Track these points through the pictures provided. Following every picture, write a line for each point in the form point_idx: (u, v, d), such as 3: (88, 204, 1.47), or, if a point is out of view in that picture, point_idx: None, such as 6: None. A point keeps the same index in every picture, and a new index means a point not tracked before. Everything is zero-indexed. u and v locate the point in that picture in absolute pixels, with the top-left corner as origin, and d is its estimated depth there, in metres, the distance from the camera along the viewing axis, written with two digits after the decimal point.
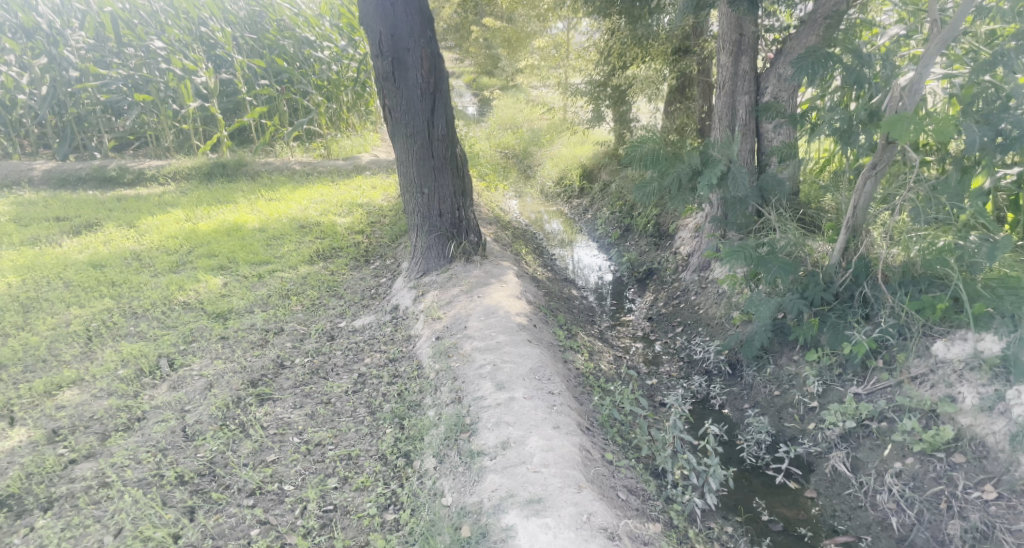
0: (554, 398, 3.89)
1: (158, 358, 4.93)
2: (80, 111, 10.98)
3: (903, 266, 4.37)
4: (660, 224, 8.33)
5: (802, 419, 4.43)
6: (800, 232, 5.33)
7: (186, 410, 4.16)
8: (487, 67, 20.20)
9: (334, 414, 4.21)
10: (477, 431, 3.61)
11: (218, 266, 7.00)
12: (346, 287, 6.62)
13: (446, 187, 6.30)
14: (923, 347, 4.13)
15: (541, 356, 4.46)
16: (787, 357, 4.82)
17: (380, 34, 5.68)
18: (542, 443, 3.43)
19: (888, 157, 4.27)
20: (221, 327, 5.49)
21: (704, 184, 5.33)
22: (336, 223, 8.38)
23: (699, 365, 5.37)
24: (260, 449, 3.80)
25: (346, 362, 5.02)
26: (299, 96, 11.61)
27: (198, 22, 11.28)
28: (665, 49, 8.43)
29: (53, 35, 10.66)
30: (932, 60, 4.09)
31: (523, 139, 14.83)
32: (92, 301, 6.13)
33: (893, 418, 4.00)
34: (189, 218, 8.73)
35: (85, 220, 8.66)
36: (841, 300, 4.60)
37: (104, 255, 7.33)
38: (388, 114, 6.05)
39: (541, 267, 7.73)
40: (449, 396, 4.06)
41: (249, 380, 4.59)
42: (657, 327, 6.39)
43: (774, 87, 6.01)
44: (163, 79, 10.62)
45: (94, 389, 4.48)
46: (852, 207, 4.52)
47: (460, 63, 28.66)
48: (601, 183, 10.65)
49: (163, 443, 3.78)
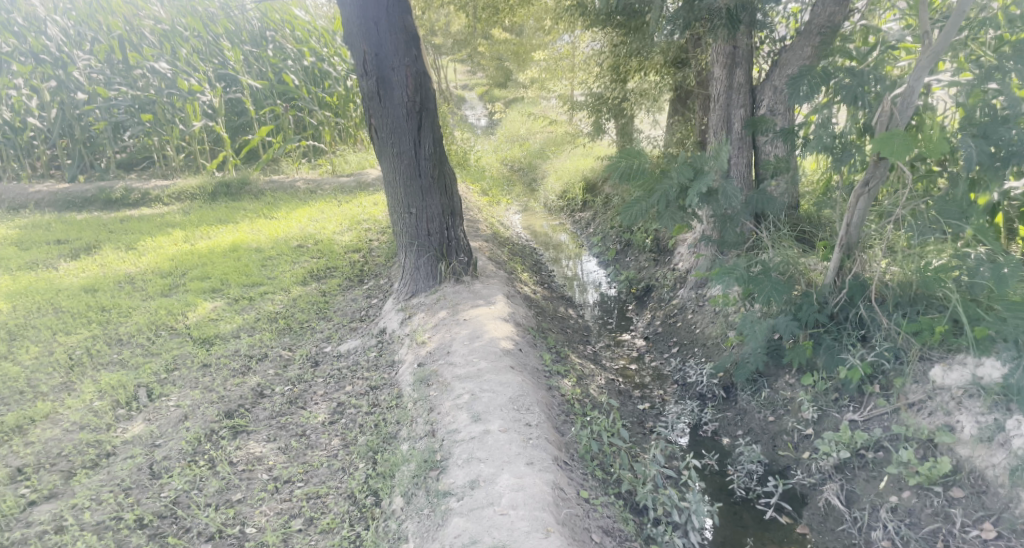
0: (531, 431, 3.73)
1: (137, 388, 4.86)
2: (87, 133, 11.04)
3: (899, 285, 4.17)
4: (659, 239, 8.14)
5: (796, 447, 4.22)
6: (796, 249, 5.13)
7: (156, 446, 4.12)
8: (499, 80, 20.17)
9: (308, 447, 4.13)
10: (447, 468, 3.47)
11: (211, 289, 6.92)
12: (336, 309, 6.51)
13: (434, 206, 6.17)
14: (921, 372, 3.91)
15: (523, 384, 4.28)
16: (782, 381, 4.62)
17: (364, 53, 5.61)
18: (513, 482, 3.28)
19: (881, 174, 4.07)
20: (204, 354, 5.39)
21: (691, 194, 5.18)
22: (333, 242, 8.30)
23: (693, 389, 5.20)
24: (226, 488, 3.76)
25: (326, 390, 4.90)
26: (303, 114, 11.57)
27: (208, 41, 11.39)
28: (663, 61, 8.29)
29: (61, 57, 10.73)
30: (925, 72, 3.90)
31: (529, 152, 14.72)
32: (79, 329, 6.06)
33: (890, 448, 3.78)
34: (188, 239, 8.70)
35: (84, 243, 8.65)
36: (837, 321, 4.40)
37: (98, 279, 7.28)
38: (374, 134, 5.96)
39: (537, 285, 7.58)
40: (423, 428, 3.92)
41: (225, 411, 4.48)
42: (653, 347, 6.23)
43: (771, 100, 5.87)
44: (169, 99, 10.61)
45: (67, 422, 4.42)
46: (845, 225, 4.33)
47: (472, 76, 28.74)
48: (603, 197, 10.48)
49: (127, 482, 3.77)
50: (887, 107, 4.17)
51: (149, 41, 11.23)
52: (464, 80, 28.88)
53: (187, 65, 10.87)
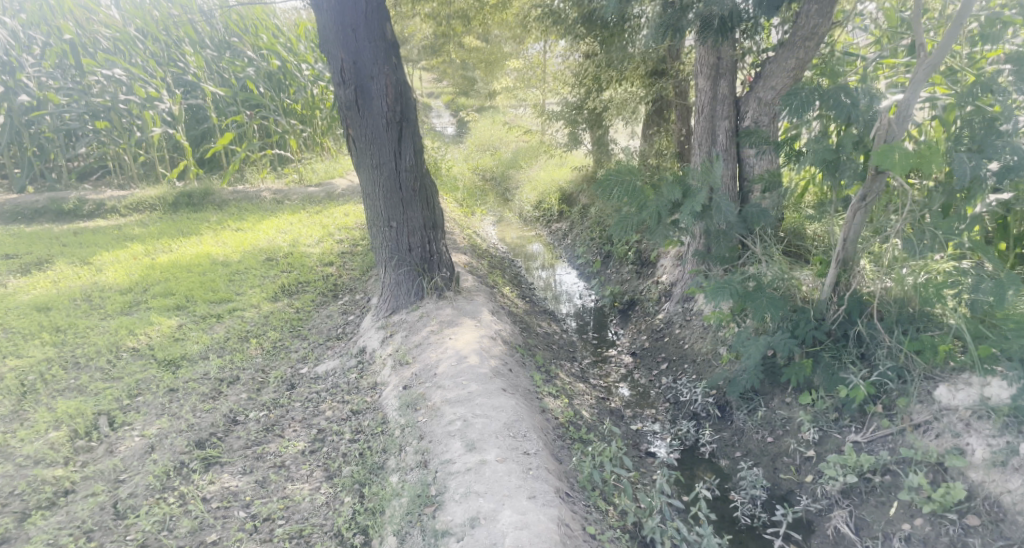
0: (530, 460, 3.56)
1: (97, 416, 4.49)
2: (38, 140, 10.45)
3: (898, 303, 4.11)
4: (641, 250, 8.02)
5: (799, 471, 4.13)
6: (788, 264, 5.05)
7: (121, 481, 3.79)
8: (464, 88, 19.95)
9: (288, 480, 3.84)
10: (443, 504, 3.28)
11: (175, 307, 6.53)
12: (311, 327, 6.20)
13: (416, 220, 5.94)
14: (925, 392, 3.86)
15: (518, 407, 4.09)
16: (779, 400, 4.53)
17: (341, 61, 5.36)
18: (516, 518, 3.11)
19: (878, 188, 4.03)
20: (170, 378, 5.03)
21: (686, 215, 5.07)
22: (304, 254, 7.96)
23: (686, 407, 5.07)
24: (199, 528, 3.47)
25: (305, 416, 4.60)
26: (269, 121, 11.17)
27: (167, 45, 10.88)
28: (642, 72, 8.19)
29: (9, 61, 10.01)
30: (920, 86, 3.84)
31: (501, 162, 14.55)
32: (31, 350, 5.62)
33: (898, 472, 3.71)
34: (149, 253, 8.25)
35: (35, 257, 8.13)
36: (834, 339, 4.32)
37: (51, 296, 6.82)
38: (352, 144, 5.71)
39: (519, 299, 7.38)
40: (414, 458, 3.69)
41: (196, 440, 4.17)
42: (640, 363, 6.08)
43: (755, 111, 5.72)
44: (126, 106, 10.14)
45: (19, 456, 4.04)
46: (841, 240, 4.26)
47: (435, 84, 28.52)
48: (580, 208, 10.34)
49: (88, 524, 3.45)
50: (886, 121, 4.02)
51: (104, 46, 10.68)
52: (429, 89, 28.69)
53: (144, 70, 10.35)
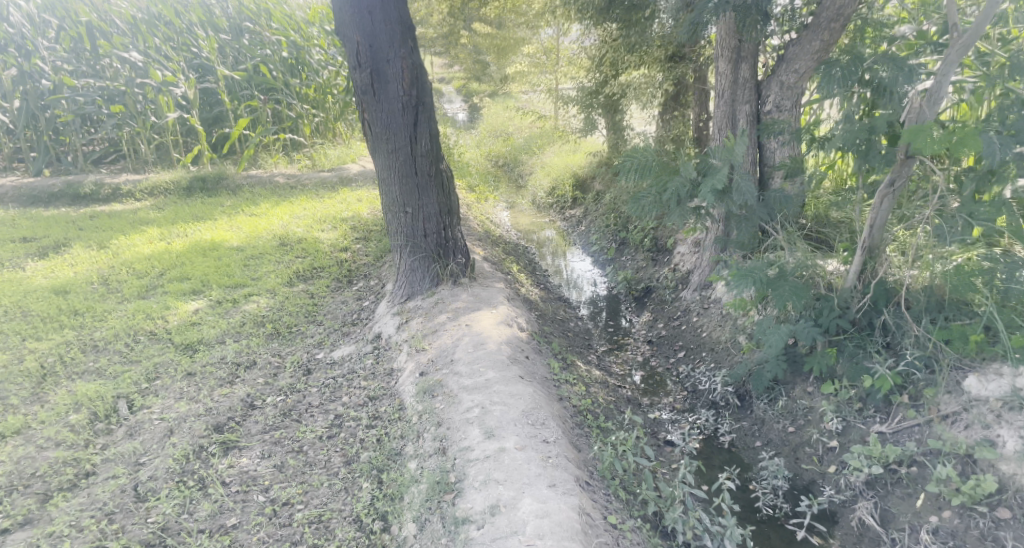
0: (549, 448, 3.53)
1: (116, 400, 4.51)
2: (54, 125, 10.49)
3: (926, 291, 4.02)
4: (657, 238, 7.91)
5: (821, 461, 4.08)
6: (811, 251, 4.93)
7: (141, 464, 3.80)
8: (476, 73, 19.73)
9: (306, 465, 3.83)
10: (463, 491, 3.26)
11: (191, 291, 6.54)
12: (326, 313, 6.19)
13: (431, 205, 5.88)
14: (954, 382, 3.77)
15: (535, 395, 4.04)
16: (800, 389, 4.47)
17: (357, 44, 5.29)
18: (537, 507, 3.08)
19: (906, 173, 3.92)
20: (188, 362, 5.04)
21: (705, 191, 4.93)
22: (318, 240, 7.95)
23: (705, 396, 5.02)
24: (219, 512, 3.48)
25: (321, 401, 4.58)
26: (283, 106, 11.11)
27: (181, 29, 10.86)
28: (661, 56, 8.00)
29: (25, 44, 10.07)
30: (953, 68, 3.69)
31: (514, 147, 14.44)
32: (50, 334, 5.66)
33: (924, 463, 3.65)
34: (164, 237, 8.27)
35: (52, 241, 8.17)
36: (859, 328, 4.24)
37: (69, 280, 6.86)
38: (367, 129, 5.65)
39: (534, 286, 7.32)
40: (432, 445, 3.68)
41: (214, 425, 4.18)
42: (657, 351, 6.02)
43: (777, 95, 5.56)
44: (141, 91, 10.14)
45: (40, 438, 4.07)
46: (868, 226, 4.16)
47: (448, 69, 28.34)
48: (595, 194, 10.25)
49: (109, 507, 3.46)
50: (918, 102, 3.88)
51: (119, 30, 10.67)
52: (440, 74, 28.52)
53: (159, 54, 10.35)
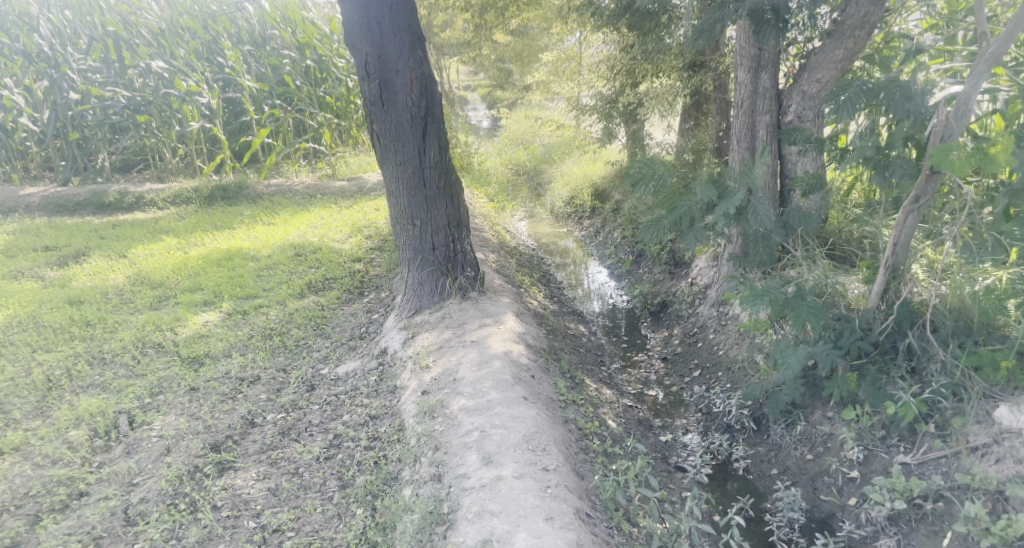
0: (548, 477, 3.38)
1: (118, 415, 4.47)
2: (82, 134, 10.67)
3: (955, 313, 3.78)
4: (675, 250, 7.69)
5: (841, 493, 3.86)
6: (832, 268, 4.70)
7: (134, 485, 3.75)
8: (500, 81, 19.67)
9: (301, 488, 3.74)
10: (455, 523, 3.13)
11: (202, 302, 6.52)
12: (334, 326, 6.11)
13: (440, 217, 5.77)
14: (984, 412, 3.53)
15: (539, 418, 3.89)
16: (820, 414, 4.24)
17: (365, 55, 5.22)
18: (530, 542, 2.93)
19: (932, 189, 3.69)
20: (191, 377, 4.98)
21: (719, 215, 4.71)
22: (332, 250, 7.89)
23: (720, 419, 4.80)
24: (208, 538, 3.39)
25: (321, 419, 4.48)
26: (302, 116, 11.12)
27: (207, 40, 11.00)
28: (679, 64, 7.80)
29: (54, 56, 10.28)
30: (982, 79, 3.44)
31: (534, 156, 14.30)
32: (61, 345, 5.67)
33: (952, 499, 3.41)
34: (182, 246, 8.31)
35: (74, 249, 8.26)
36: (882, 351, 3.99)
37: (85, 290, 6.90)
38: (376, 140, 5.57)
39: (547, 299, 7.15)
40: (428, 471, 3.55)
41: (211, 444, 4.11)
42: (672, 370, 5.81)
43: (799, 105, 5.35)
44: (166, 100, 10.27)
45: (37, 456, 4.05)
46: (891, 244, 3.94)
47: (471, 77, 28.35)
48: (613, 204, 10.04)
49: (98, 531, 3.41)
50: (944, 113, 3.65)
51: (144, 40, 10.83)
52: (466, 82, 28.59)
53: (183, 65, 10.47)
